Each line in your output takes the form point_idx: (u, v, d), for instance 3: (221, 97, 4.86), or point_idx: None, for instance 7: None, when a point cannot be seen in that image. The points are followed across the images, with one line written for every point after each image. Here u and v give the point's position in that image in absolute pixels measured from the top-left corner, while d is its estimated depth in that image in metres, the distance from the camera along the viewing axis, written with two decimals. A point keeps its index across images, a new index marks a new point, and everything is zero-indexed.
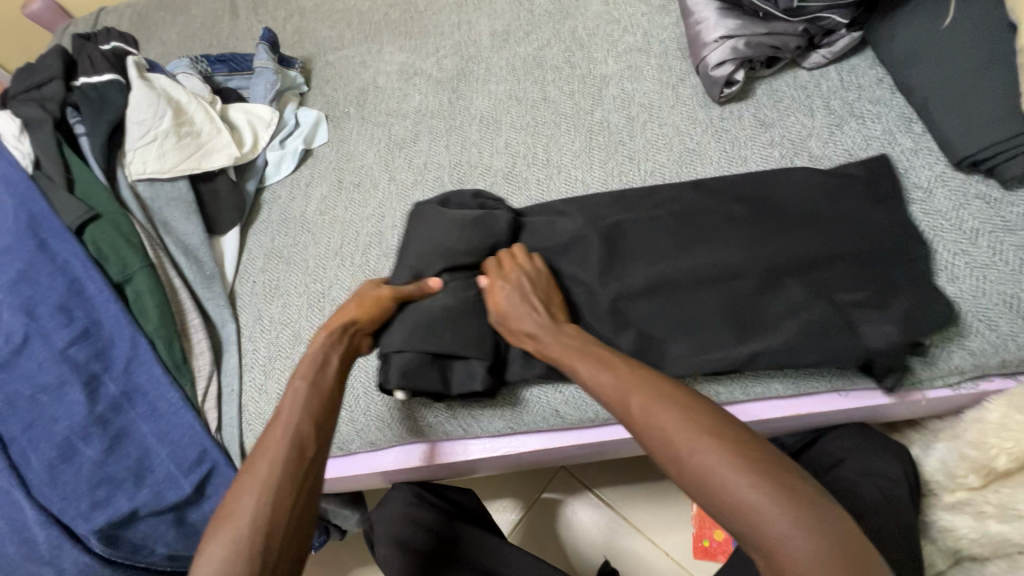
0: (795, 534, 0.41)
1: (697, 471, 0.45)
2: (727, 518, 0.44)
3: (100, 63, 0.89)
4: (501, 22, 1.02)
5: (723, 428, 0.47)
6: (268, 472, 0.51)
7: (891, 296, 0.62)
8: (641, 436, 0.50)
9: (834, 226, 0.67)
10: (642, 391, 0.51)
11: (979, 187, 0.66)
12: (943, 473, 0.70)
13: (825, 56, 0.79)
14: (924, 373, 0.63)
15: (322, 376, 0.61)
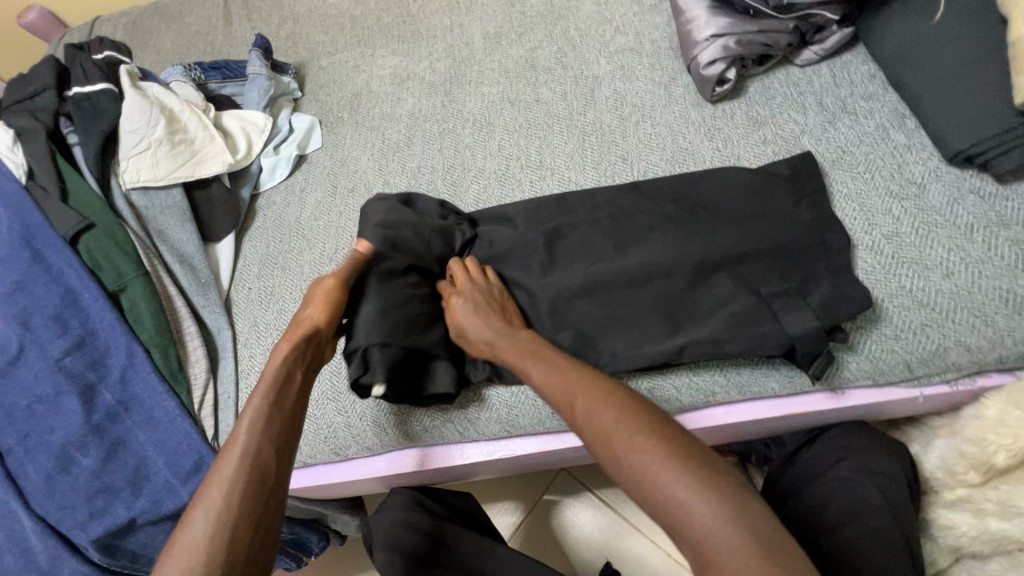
0: (721, 530, 0.42)
1: (633, 469, 0.46)
2: (659, 515, 0.45)
3: (93, 73, 0.90)
4: (493, 24, 1.02)
5: (661, 429, 0.48)
6: (226, 492, 0.51)
7: (810, 284, 0.64)
8: (584, 434, 0.51)
9: (760, 223, 0.68)
10: (586, 391, 0.52)
11: (973, 182, 0.66)
12: (943, 471, 0.70)
13: (817, 52, 0.78)
14: (850, 363, 0.63)
15: (287, 389, 0.59)
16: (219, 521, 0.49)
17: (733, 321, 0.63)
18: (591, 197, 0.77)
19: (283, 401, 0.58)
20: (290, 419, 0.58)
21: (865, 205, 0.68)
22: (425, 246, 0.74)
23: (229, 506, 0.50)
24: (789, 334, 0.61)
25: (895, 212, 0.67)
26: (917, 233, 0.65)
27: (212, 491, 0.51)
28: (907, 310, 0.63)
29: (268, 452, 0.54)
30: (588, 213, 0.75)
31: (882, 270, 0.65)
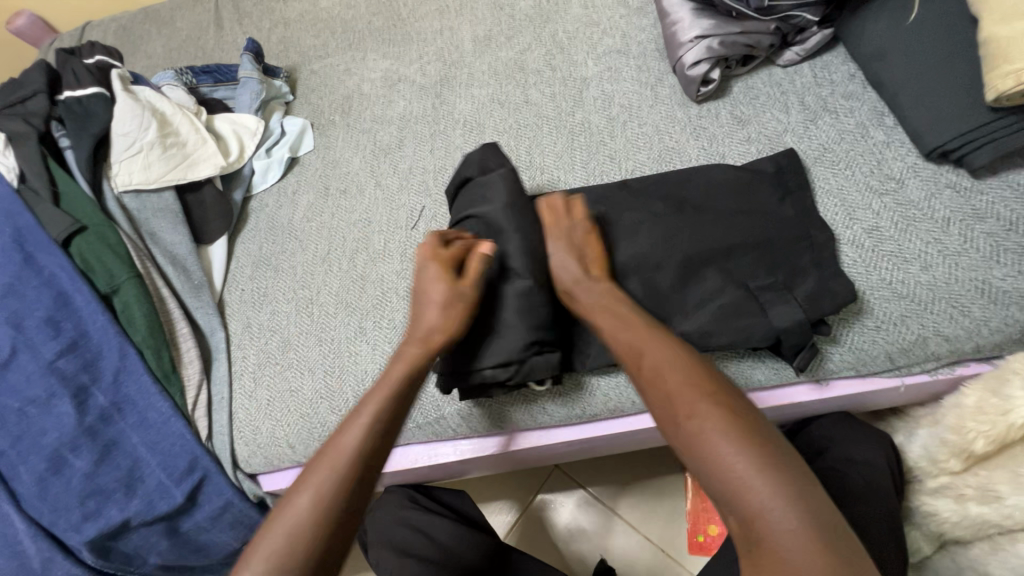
0: (776, 509, 0.42)
1: (692, 436, 0.47)
2: (710, 484, 0.46)
3: (85, 77, 0.90)
4: (483, 27, 1.03)
5: (732, 403, 0.48)
6: (330, 477, 0.53)
7: (798, 278, 0.66)
8: (648, 393, 0.53)
9: (747, 219, 0.69)
10: (659, 356, 0.54)
11: (949, 177, 0.68)
12: (926, 459, 0.71)
13: (798, 53, 0.80)
14: (833, 354, 0.65)
15: (404, 393, 0.59)
16: (320, 507, 0.51)
17: (719, 314, 0.65)
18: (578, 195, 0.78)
19: (399, 401, 0.59)
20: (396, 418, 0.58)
21: (846, 200, 0.70)
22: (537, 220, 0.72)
23: (330, 493, 0.52)
24: (775, 327, 0.63)
25: (875, 207, 0.69)
26: (897, 227, 0.67)
27: (315, 473, 0.53)
28: (889, 302, 0.64)
29: (373, 449, 0.55)
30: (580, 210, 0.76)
31: (864, 263, 0.66)
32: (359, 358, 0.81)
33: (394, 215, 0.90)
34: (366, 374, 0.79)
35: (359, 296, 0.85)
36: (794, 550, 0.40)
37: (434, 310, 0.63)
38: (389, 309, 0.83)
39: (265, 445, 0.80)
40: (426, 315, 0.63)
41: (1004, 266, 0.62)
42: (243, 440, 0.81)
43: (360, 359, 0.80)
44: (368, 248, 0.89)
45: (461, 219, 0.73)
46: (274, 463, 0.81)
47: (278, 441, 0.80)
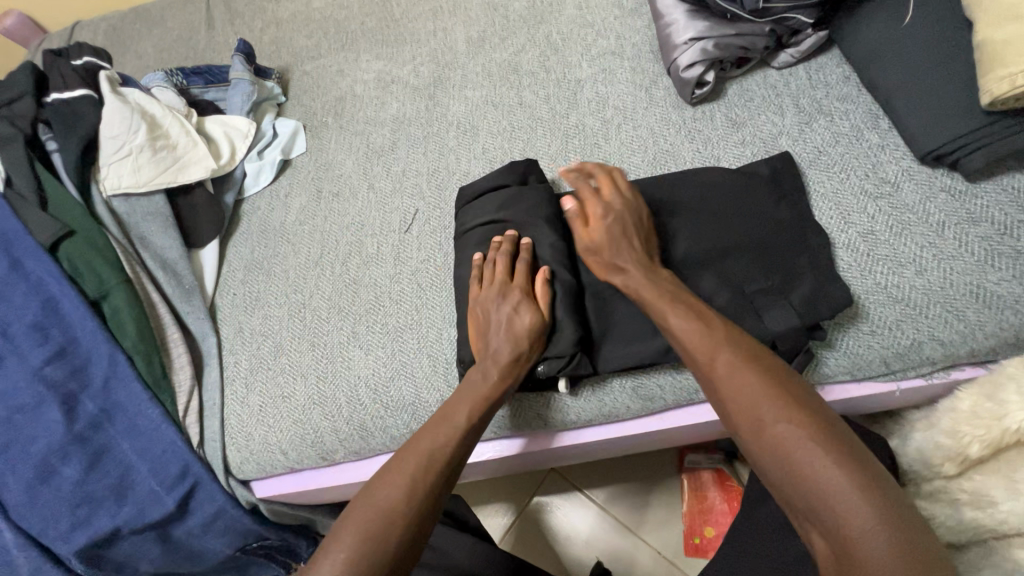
0: (873, 528, 0.44)
1: (782, 446, 0.49)
2: (800, 496, 0.48)
3: (72, 79, 0.89)
4: (476, 28, 1.03)
5: (824, 419, 0.50)
6: (415, 472, 0.57)
7: (794, 281, 0.65)
8: (723, 393, 0.55)
9: (742, 222, 0.69)
10: (737, 360, 0.55)
11: (944, 180, 0.68)
12: (921, 463, 0.71)
13: (793, 55, 0.80)
14: (829, 359, 0.65)
15: (487, 407, 0.63)
16: (402, 503, 0.55)
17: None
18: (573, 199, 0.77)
19: (483, 414, 0.62)
20: (475, 430, 0.62)
21: (841, 204, 0.70)
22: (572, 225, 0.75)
23: (415, 491, 0.56)
24: (771, 332, 0.62)
25: (870, 211, 0.69)
26: (892, 231, 0.67)
27: (400, 470, 0.58)
28: (884, 306, 0.64)
29: (456, 457, 0.60)
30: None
31: (859, 268, 0.66)
32: (352, 362, 0.80)
33: (387, 218, 0.90)
34: (359, 380, 0.78)
35: (352, 300, 0.84)
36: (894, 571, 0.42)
37: (512, 327, 0.65)
38: (382, 313, 0.82)
39: (258, 451, 0.79)
40: (503, 333, 0.65)
41: (998, 270, 0.62)
42: (235, 447, 0.80)
43: (353, 364, 0.80)
44: (361, 252, 0.88)
45: (493, 221, 0.75)
46: (266, 469, 0.80)
47: (271, 447, 0.79)
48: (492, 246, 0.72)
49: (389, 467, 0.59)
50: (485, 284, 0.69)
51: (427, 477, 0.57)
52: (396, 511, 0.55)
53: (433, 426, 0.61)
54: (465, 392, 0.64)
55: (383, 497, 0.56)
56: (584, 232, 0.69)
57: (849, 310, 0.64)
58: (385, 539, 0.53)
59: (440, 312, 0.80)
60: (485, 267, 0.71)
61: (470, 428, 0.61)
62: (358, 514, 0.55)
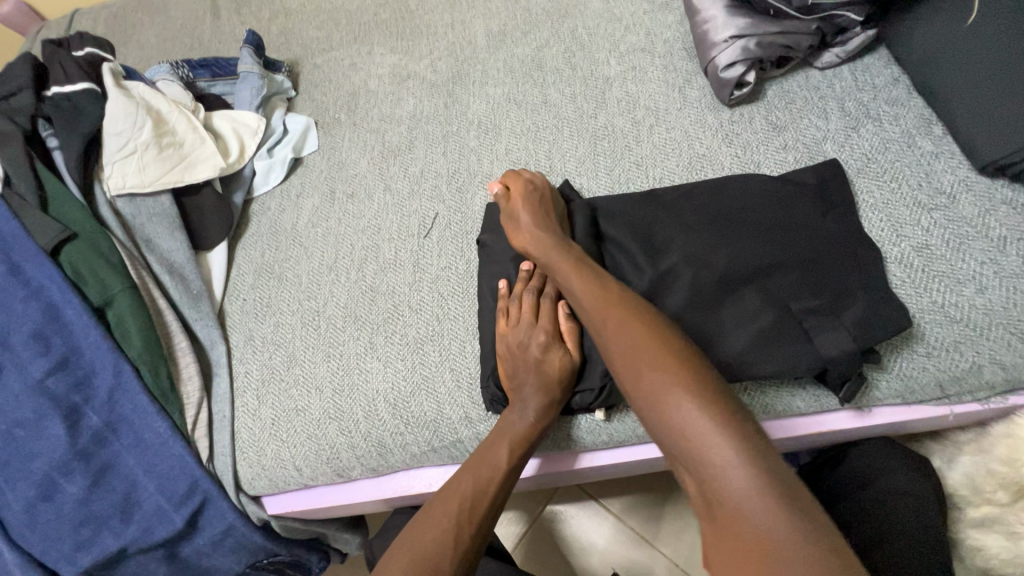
0: (736, 468, 0.43)
1: (655, 393, 0.49)
2: (670, 441, 0.47)
3: (73, 71, 0.85)
4: (497, 22, 0.98)
5: (693, 362, 0.50)
6: (472, 487, 0.58)
7: (845, 301, 0.61)
8: (608, 349, 0.55)
9: (789, 235, 0.65)
10: (621, 315, 0.55)
11: (1004, 192, 0.64)
12: (968, 488, 0.67)
13: (838, 55, 0.75)
14: (881, 382, 0.61)
15: (527, 447, 0.61)
16: (448, 546, 0.54)
17: (758, 342, 0.61)
18: (606, 212, 0.73)
19: (521, 456, 0.61)
20: (514, 469, 0.61)
21: (893, 215, 0.66)
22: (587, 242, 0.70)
23: (459, 536, 0.54)
24: (822, 355, 0.59)
25: (924, 223, 0.65)
26: (948, 246, 0.63)
27: (438, 512, 0.56)
28: (940, 326, 0.60)
29: (496, 499, 0.59)
30: (613, 222, 0.71)
31: (913, 284, 0.62)
32: (369, 375, 0.76)
33: (405, 223, 0.85)
34: (376, 394, 0.74)
35: (369, 308, 0.80)
36: (751, 507, 0.41)
37: (542, 366, 0.62)
38: (401, 323, 0.78)
39: (269, 467, 0.76)
40: (532, 375, 0.63)
41: None
42: (246, 461, 0.77)
43: (371, 377, 0.76)
44: (378, 257, 0.84)
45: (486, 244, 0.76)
46: (279, 485, 0.77)
47: (284, 464, 0.75)
48: (521, 279, 0.69)
49: (430, 511, 0.57)
50: (512, 321, 0.66)
51: (471, 522, 0.56)
52: (443, 553, 0.53)
53: (475, 462, 0.60)
54: (500, 428, 0.62)
55: (425, 542, 0.54)
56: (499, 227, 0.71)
57: (905, 331, 0.60)
58: (442, 555, 0.53)
59: (461, 324, 0.76)
60: (512, 303, 0.68)
61: (509, 464, 0.60)
62: (399, 560, 0.53)
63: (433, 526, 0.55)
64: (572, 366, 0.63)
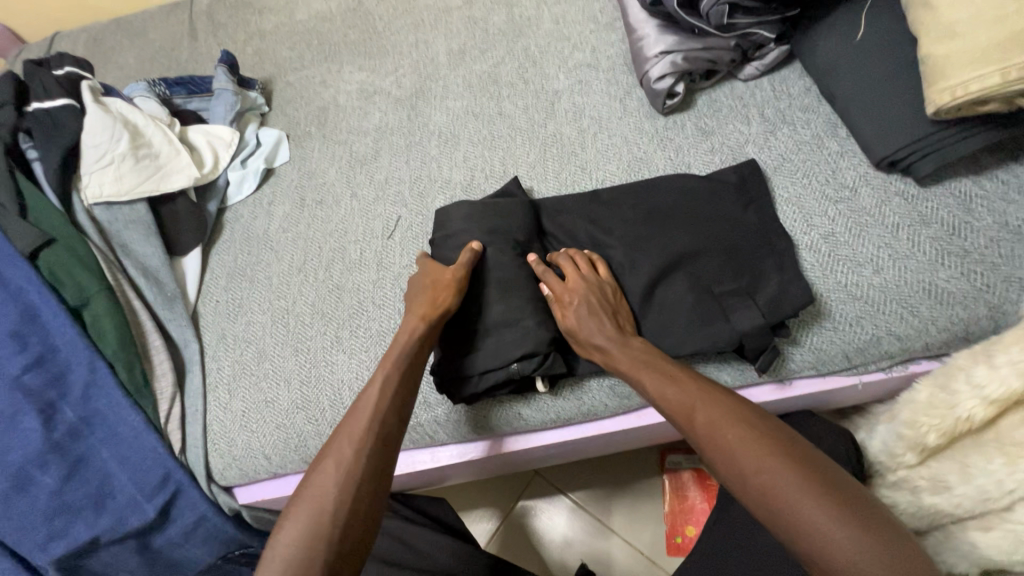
0: (863, 557, 0.45)
1: (770, 494, 0.50)
2: (792, 540, 0.49)
3: (53, 88, 0.90)
4: (457, 41, 1.06)
5: (796, 454, 0.51)
6: (360, 408, 0.63)
7: (760, 282, 0.68)
8: (706, 450, 0.55)
9: (713, 225, 0.72)
10: (715, 412, 0.55)
11: (898, 185, 0.72)
12: (885, 454, 0.73)
13: (757, 68, 0.84)
14: (794, 355, 0.68)
15: (407, 361, 0.65)
16: (333, 460, 0.59)
17: (687, 322, 0.68)
18: (554, 209, 0.79)
19: (400, 370, 0.65)
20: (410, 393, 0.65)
21: (805, 207, 0.74)
22: (524, 234, 0.76)
23: (343, 451, 0.59)
24: (738, 331, 0.65)
25: (830, 214, 0.72)
26: (851, 233, 0.71)
27: (340, 451, 0.60)
28: (846, 303, 0.68)
29: (381, 414, 0.62)
30: (558, 220, 0.78)
31: (822, 267, 0.70)
32: (335, 367, 0.81)
33: (369, 226, 0.91)
34: (342, 384, 0.79)
35: (336, 305, 0.85)
36: None
37: (421, 292, 0.70)
38: (365, 317, 0.83)
39: (240, 457, 0.80)
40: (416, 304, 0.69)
41: (948, 268, 0.66)
42: (217, 452, 0.80)
43: (337, 368, 0.81)
44: (344, 258, 0.89)
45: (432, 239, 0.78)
46: (249, 475, 0.80)
47: (254, 453, 0.79)
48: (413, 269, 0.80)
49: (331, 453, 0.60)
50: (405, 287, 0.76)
51: (355, 437, 0.60)
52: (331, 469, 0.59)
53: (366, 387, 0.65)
54: (385, 358, 0.66)
55: (328, 486, 0.57)
56: (559, 314, 0.69)
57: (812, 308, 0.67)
58: (328, 474, 0.58)
59: None
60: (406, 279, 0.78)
61: (399, 392, 0.64)
62: (308, 505, 0.57)
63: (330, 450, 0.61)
64: (451, 284, 0.69)
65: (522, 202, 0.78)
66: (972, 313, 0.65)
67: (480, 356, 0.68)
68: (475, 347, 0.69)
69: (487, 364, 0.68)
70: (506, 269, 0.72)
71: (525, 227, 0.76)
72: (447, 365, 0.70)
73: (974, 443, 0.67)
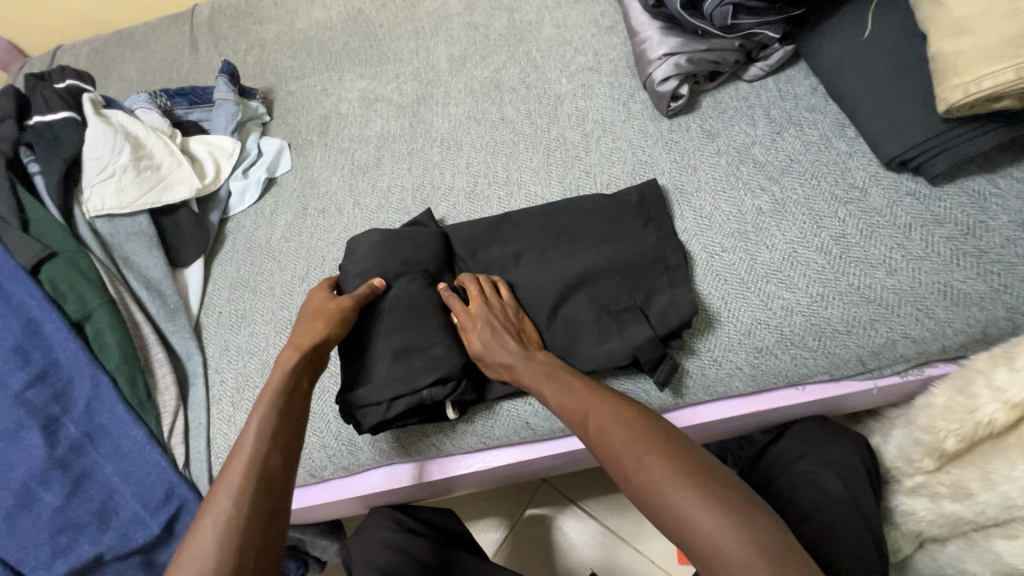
0: (729, 541, 0.44)
1: (645, 486, 0.49)
2: (672, 531, 0.47)
3: (54, 101, 0.90)
4: (458, 47, 1.05)
5: (674, 445, 0.51)
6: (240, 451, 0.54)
7: (653, 297, 0.70)
8: (597, 450, 0.54)
9: (616, 243, 0.74)
10: (602, 412, 0.55)
11: (909, 185, 0.71)
12: (901, 459, 0.72)
13: (762, 69, 0.83)
14: (693, 369, 0.69)
15: (289, 397, 0.60)
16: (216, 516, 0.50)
17: (584, 340, 0.69)
18: (462, 233, 0.80)
19: (282, 406, 0.59)
20: (295, 427, 0.58)
21: (814, 210, 0.73)
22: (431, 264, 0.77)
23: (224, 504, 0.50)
24: (630, 344, 0.66)
25: (841, 215, 0.71)
26: (861, 235, 0.69)
27: (216, 504, 0.51)
28: (859, 306, 0.66)
29: (267, 457, 0.54)
30: (470, 242, 0.79)
31: (832, 270, 0.68)
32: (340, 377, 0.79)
33: None
34: None
35: None
36: None
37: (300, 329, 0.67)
38: None
39: None
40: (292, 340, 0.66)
41: (963, 268, 0.65)
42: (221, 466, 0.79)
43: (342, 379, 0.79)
44: None
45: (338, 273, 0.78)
46: None
47: None
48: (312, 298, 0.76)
49: (208, 508, 0.51)
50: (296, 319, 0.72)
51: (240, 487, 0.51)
52: (216, 526, 0.49)
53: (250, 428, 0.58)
54: (266, 393, 0.60)
55: (210, 547, 0.47)
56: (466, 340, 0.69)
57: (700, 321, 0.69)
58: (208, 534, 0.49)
59: None
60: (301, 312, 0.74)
61: (284, 424, 0.58)
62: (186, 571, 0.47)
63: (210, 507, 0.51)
64: (335, 316, 0.67)
65: (430, 232, 0.80)
66: (989, 314, 0.64)
67: (387, 382, 0.68)
68: (386, 374, 0.68)
69: (397, 390, 0.67)
70: (411, 296, 0.72)
71: (432, 255, 0.78)
72: (352, 395, 0.69)
73: (994, 448, 0.66)
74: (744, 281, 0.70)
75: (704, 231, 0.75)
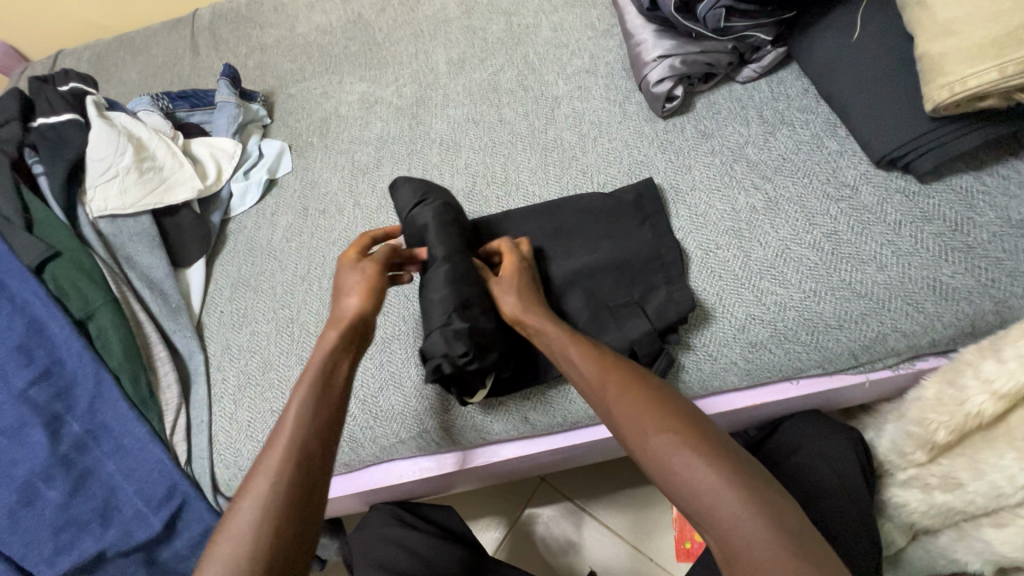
0: (745, 514, 0.45)
1: (663, 454, 0.50)
2: (685, 500, 0.48)
3: (58, 103, 0.91)
4: (456, 50, 1.07)
5: (693, 420, 0.52)
6: (275, 435, 0.54)
7: (649, 292, 0.72)
8: (615, 419, 0.55)
9: (614, 241, 0.76)
10: (623, 381, 0.55)
11: (898, 182, 0.72)
12: (894, 453, 0.72)
13: (755, 70, 0.85)
14: (689, 363, 0.70)
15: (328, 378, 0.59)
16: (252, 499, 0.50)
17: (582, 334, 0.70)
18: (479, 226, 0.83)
19: (322, 389, 0.58)
20: (336, 414, 0.58)
21: (806, 207, 0.74)
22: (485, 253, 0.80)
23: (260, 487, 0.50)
24: (627, 338, 0.69)
25: (832, 213, 0.73)
26: (853, 231, 0.71)
27: (255, 487, 0.51)
28: (851, 301, 0.68)
29: (305, 442, 0.54)
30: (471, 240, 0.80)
31: (824, 265, 0.70)
32: None
33: None
34: None
35: None
36: (769, 554, 0.42)
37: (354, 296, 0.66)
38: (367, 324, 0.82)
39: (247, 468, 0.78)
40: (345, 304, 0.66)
41: (952, 264, 0.66)
42: (223, 463, 0.79)
43: None
44: None
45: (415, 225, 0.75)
46: None
47: None
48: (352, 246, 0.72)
49: (247, 490, 0.51)
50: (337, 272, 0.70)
51: (277, 472, 0.51)
52: (255, 513, 0.49)
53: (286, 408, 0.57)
54: (306, 374, 0.59)
55: (247, 532, 0.48)
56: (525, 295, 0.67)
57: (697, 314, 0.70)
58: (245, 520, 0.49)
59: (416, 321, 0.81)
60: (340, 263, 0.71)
61: (321, 407, 0.57)
62: (224, 551, 0.48)
63: (248, 489, 0.51)
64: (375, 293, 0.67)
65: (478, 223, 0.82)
66: (977, 308, 0.65)
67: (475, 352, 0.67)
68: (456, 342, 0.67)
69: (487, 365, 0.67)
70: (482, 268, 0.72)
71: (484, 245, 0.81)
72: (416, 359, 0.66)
73: (984, 440, 0.68)
74: (738, 277, 0.72)
75: (700, 229, 0.76)
